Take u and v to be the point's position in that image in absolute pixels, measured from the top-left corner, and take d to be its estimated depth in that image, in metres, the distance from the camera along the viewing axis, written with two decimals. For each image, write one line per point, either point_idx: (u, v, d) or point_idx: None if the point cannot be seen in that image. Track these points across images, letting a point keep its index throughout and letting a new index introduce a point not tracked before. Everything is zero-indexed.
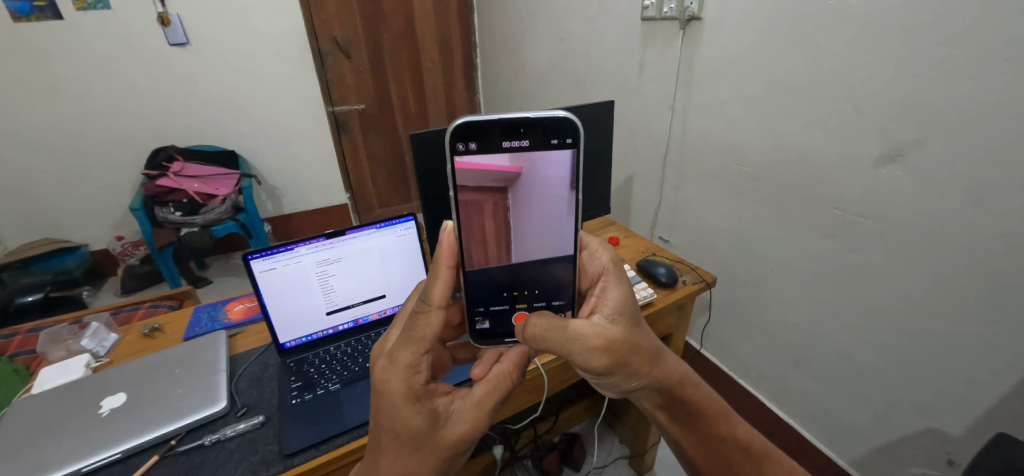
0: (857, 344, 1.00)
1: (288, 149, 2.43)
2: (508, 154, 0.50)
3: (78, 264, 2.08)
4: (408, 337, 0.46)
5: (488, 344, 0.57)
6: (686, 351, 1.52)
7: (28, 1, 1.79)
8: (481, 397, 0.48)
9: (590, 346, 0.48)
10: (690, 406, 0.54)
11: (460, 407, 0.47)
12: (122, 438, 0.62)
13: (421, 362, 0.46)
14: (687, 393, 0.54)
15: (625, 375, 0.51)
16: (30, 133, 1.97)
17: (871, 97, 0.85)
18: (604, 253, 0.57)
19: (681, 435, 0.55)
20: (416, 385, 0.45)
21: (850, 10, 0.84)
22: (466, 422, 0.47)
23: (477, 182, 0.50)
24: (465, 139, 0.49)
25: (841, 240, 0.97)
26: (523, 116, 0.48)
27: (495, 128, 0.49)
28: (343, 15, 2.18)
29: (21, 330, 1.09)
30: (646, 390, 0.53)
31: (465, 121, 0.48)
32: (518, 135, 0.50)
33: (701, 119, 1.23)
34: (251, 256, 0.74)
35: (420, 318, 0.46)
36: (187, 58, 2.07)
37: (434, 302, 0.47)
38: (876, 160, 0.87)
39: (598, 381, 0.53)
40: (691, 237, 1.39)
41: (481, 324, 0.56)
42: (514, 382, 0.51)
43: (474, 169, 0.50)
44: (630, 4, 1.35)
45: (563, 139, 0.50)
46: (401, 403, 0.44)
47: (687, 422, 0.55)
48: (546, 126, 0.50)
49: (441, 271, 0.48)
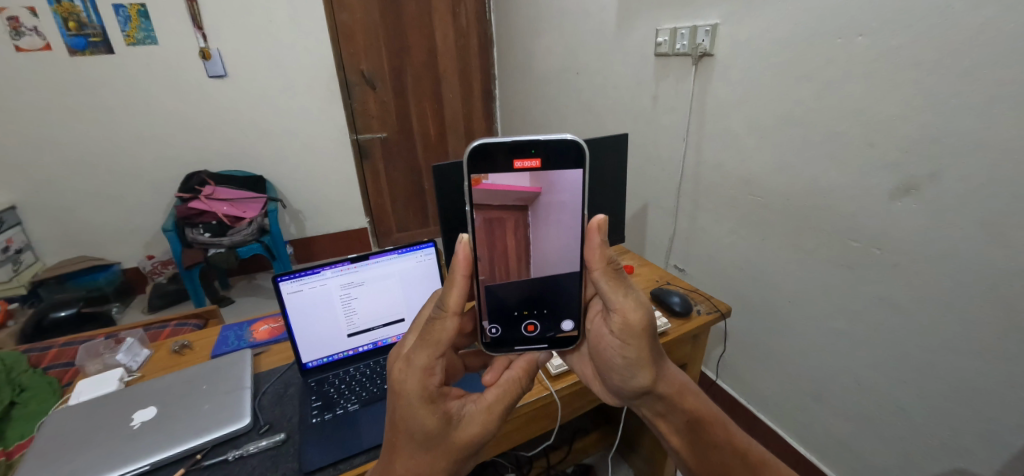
0: (878, 379, 0.98)
1: (312, 173, 2.52)
2: (523, 173, 0.52)
3: (110, 281, 2.16)
4: (424, 341, 0.46)
5: (499, 352, 0.58)
6: (701, 382, 1.50)
7: (85, 37, 1.94)
8: (492, 401, 0.50)
9: (642, 300, 0.49)
10: (692, 416, 0.55)
11: (473, 410, 0.48)
12: (150, 451, 0.64)
13: (436, 365, 0.46)
14: (690, 405, 0.55)
15: (645, 365, 0.51)
16: (71, 155, 2.08)
17: (881, 131, 0.87)
18: None
19: (681, 445, 0.55)
20: (431, 388, 0.45)
21: (859, 48, 0.88)
22: (478, 424, 0.48)
23: (499, 201, 0.52)
24: (481, 161, 0.51)
25: (858, 271, 0.97)
26: (534, 137, 0.50)
27: (507, 150, 0.51)
28: (370, 50, 2.33)
29: (57, 343, 1.15)
30: (651, 395, 0.54)
31: (479, 144, 0.50)
32: (528, 155, 0.52)
33: (714, 151, 1.26)
34: (280, 278, 0.78)
35: (436, 323, 0.46)
36: (223, 88, 2.20)
37: (449, 308, 0.46)
38: (891, 193, 0.88)
39: (618, 369, 0.53)
40: (705, 265, 1.39)
41: (491, 331, 0.57)
42: (523, 387, 0.53)
43: (496, 190, 0.51)
44: (644, 40, 1.42)
45: (571, 161, 0.52)
46: (417, 403, 0.45)
47: (687, 432, 0.55)
48: (554, 148, 0.52)
49: (456, 279, 0.46)
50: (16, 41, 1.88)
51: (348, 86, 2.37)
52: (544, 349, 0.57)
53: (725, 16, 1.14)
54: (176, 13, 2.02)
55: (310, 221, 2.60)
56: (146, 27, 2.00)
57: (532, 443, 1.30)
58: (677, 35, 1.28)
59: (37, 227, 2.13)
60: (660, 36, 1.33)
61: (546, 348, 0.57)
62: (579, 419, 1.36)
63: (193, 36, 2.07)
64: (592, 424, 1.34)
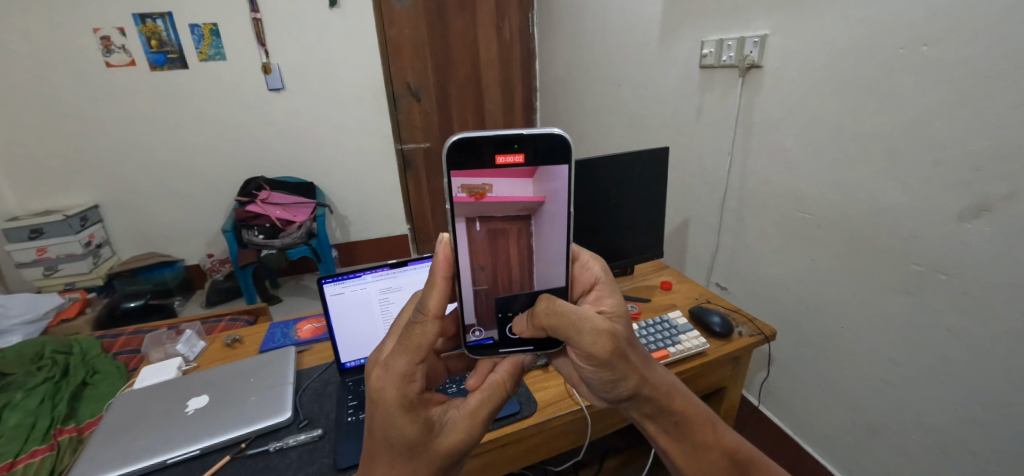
0: (946, 418, 0.90)
1: (357, 181, 2.63)
2: (512, 171, 0.50)
3: (174, 276, 2.34)
4: (402, 346, 0.44)
5: (481, 355, 0.55)
6: (743, 408, 1.43)
7: (164, 54, 2.15)
8: (476, 406, 0.46)
9: (599, 327, 0.44)
10: (682, 421, 0.49)
11: (455, 416, 0.45)
12: (201, 437, 0.69)
13: (416, 371, 0.43)
14: (679, 405, 0.49)
15: (623, 375, 0.45)
16: (147, 160, 2.29)
17: (948, 147, 0.81)
18: (597, 264, 0.56)
19: (672, 449, 0.49)
20: (411, 395, 0.42)
21: (923, 58, 0.82)
22: (461, 430, 0.45)
23: (503, 212, 0.51)
24: (468, 167, 0.49)
25: (921, 297, 0.90)
26: (517, 133, 0.48)
27: (489, 147, 0.49)
28: (416, 64, 2.43)
29: (126, 330, 1.28)
30: (635, 400, 0.47)
31: (459, 138, 0.47)
32: (511, 150, 0.49)
33: (761, 166, 1.21)
34: (325, 280, 0.81)
35: (415, 328, 0.44)
36: (281, 101, 2.35)
37: (430, 312, 0.45)
38: (959, 214, 0.81)
39: (593, 381, 0.47)
40: (749, 285, 1.34)
41: (475, 334, 0.55)
42: (508, 392, 0.49)
43: (499, 202, 0.51)
44: (689, 52, 1.39)
45: (559, 155, 0.50)
46: (395, 412, 0.41)
47: (679, 435, 0.49)
48: (539, 142, 0.49)
49: (437, 281, 0.47)
50: (106, 58, 2.10)
51: (394, 98, 2.47)
52: (529, 351, 0.54)
53: (775, 27, 1.10)
54: (243, 32, 2.19)
55: (354, 226, 2.72)
56: (216, 44, 2.18)
57: (561, 458, 1.28)
58: (724, 46, 1.25)
59: (116, 225, 2.35)
60: (706, 48, 1.31)
61: (531, 350, 0.54)
62: (611, 438, 1.33)
63: (257, 52, 2.24)
64: (625, 444, 1.30)
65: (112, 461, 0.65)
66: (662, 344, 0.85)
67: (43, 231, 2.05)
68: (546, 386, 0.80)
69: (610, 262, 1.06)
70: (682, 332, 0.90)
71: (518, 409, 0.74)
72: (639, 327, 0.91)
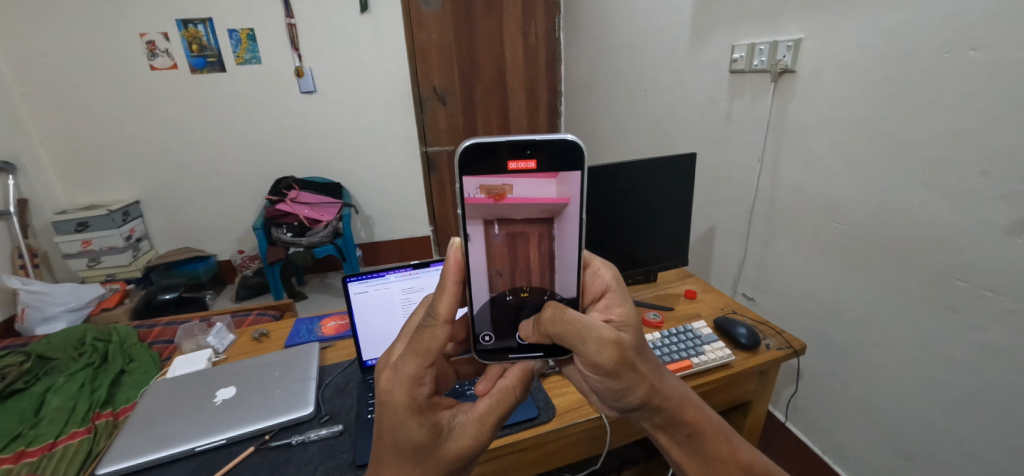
0: (990, 444, 0.84)
1: (382, 182, 2.68)
2: (523, 176, 0.50)
3: (207, 270, 2.45)
4: (413, 348, 0.43)
5: (492, 360, 0.55)
6: (767, 424, 1.39)
7: (204, 58, 2.24)
8: (485, 411, 0.46)
9: (605, 338, 0.43)
10: (693, 429, 0.47)
11: (464, 421, 0.45)
12: (227, 427, 0.71)
13: (425, 374, 0.43)
14: (690, 416, 0.47)
15: (631, 386, 0.44)
16: (184, 159, 2.39)
17: (998, 156, 0.76)
18: (609, 271, 0.54)
19: (682, 459, 0.48)
20: (419, 398, 0.42)
21: (970, 63, 0.78)
22: (469, 435, 0.44)
23: (522, 206, 0.51)
24: (480, 168, 0.49)
25: (966, 315, 0.85)
26: (530, 137, 0.48)
27: (504, 152, 0.49)
28: (443, 68, 2.47)
29: (161, 321, 1.35)
30: (645, 409, 0.46)
31: (472, 143, 0.48)
32: (524, 156, 0.49)
33: (793, 173, 1.17)
34: (349, 279, 0.82)
35: (425, 331, 0.44)
36: (310, 103, 2.43)
37: (440, 316, 0.45)
38: (1008, 229, 0.76)
39: (599, 389, 0.47)
40: (777, 296, 1.30)
41: (485, 339, 0.54)
42: (517, 397, 0.48)
43: (521, 192, 0.50)
44: (719, 56, 1.37)
45: (573, 160, 0.49)
46: (405, 416, 0.42)
47: (690, 446, 0.47)
48: (552, 148, 0.49)
49: (447, 285, 0.46)
50: (150, 62, 2.21)
51: (420, 101, 2.53)
52: (539, 357, 0.53)
53: (810, 31, 1.07)
54: (278, 36, 2.28)
55: (378, 226, 2.77)
56: (253, 48, 2.27)
57: (579, 466, 1.27)
58: (755, 51, 1.22)
59: (154, 220, 2.46)
60: (737, 53, 1.29)
61: (541, 356, 0.53)
62: (630, 448, 1.31)
63: (290, 56, 2.32)
64: (644, 455, 1.28)
65: (145, 446, 0.68)
66: (684, 354, 0.83)
67: (88, 224, 2.17)
68: (565, 392, 0.80)
69: (632, 268, 1.05)
70: (706, 342, 0.87)
71: (536, 414, 0.73)
72: (659, 336, 0.89)
